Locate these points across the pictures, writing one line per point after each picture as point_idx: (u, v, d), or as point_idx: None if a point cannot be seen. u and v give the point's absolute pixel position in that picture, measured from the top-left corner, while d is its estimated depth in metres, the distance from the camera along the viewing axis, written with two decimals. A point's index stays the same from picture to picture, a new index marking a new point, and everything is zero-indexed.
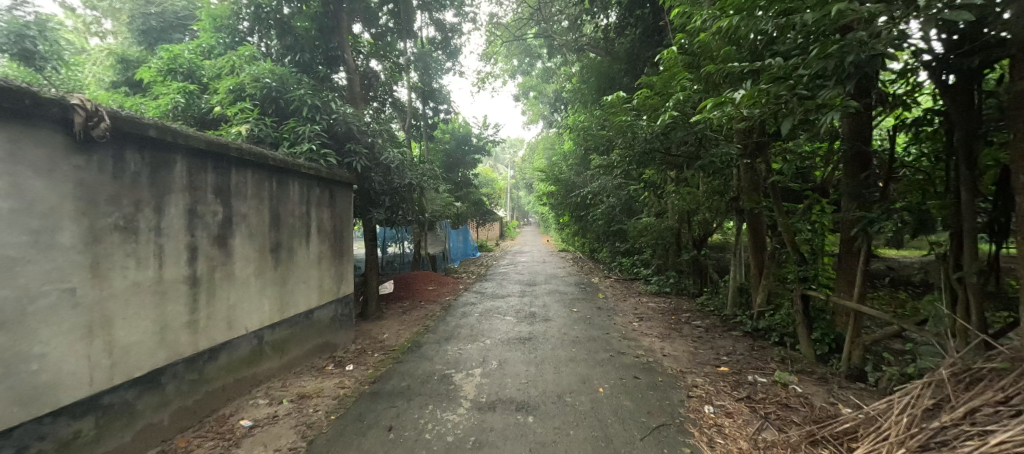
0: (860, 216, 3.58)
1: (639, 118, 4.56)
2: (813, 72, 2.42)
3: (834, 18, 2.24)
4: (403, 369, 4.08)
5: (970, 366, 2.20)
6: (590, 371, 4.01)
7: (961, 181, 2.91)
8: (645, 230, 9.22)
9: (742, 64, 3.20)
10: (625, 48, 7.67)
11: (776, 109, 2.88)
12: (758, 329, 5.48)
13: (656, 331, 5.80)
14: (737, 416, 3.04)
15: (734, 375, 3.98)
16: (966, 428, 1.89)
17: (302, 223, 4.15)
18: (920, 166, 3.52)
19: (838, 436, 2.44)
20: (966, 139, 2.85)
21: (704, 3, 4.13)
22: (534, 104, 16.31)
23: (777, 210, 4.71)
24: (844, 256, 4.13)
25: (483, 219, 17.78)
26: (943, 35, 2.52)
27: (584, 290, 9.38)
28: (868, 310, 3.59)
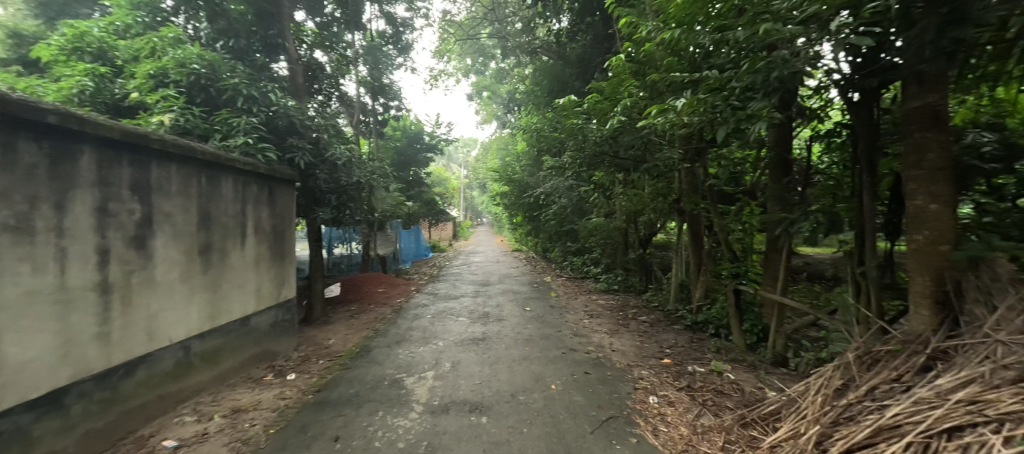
0: (783, 217, 3.96)
1: (590, 121, 4.72)
2: (745, 85, 2.64)
3: (762, 37, 2.45)
4: (351, 376, 3.91)
5: (869, 349, 2.51)
6: (543, 368, 4.08)
7: (864, 187, 3.30)
8: (595, 230, 9.54)
9: (682, 74, 3.41)
10: (576, 53, 7.90)
11: (713, 118, 3.11)
12: (697, 322, 5.86)
13: (605, 327, 6.03)
14: (678, 404, 3.24)
15: (676, 366, 4.23)
16: (868, 404, 2.15)
17: (236, 223, 3.84)
18: (831, 173, 3.95)
19: (765, 417, 2.68)
20: (868, 150, 3.25)
21: (649, 15, 4.36)
22: (488, 104, 16.33)
23: (713, 212, 5.21)
24: (770, 254, 4.53)
25: (436, 219, 17.48)
26: (849, 58, 2.86)
27: (537, 289, 9.53)
28: (790, 302, 3.97)
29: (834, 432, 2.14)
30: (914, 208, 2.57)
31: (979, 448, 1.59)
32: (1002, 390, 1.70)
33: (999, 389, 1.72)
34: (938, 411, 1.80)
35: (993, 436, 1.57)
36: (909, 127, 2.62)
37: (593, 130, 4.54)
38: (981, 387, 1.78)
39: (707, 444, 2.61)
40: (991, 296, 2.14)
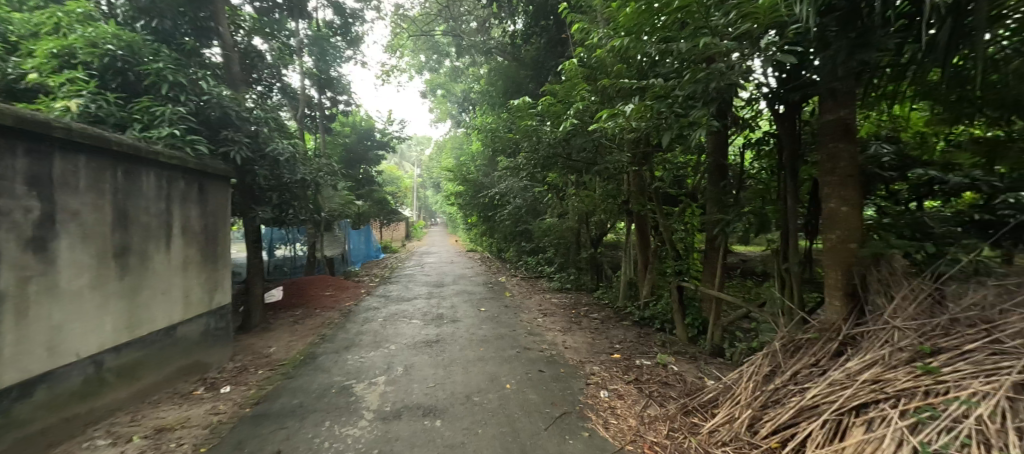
0: (720, 219, 4.27)
1: (544, 123, 4.80)
2: (687, 94, 2.81)
3: (702, 49, 2.63)
4: (295, 385, 3.68)
5: (791, 336, 2.78)
6: (498, 368, 4.09)
7: (788, 191, 3.64)
8: (549, 230, 9.72)
9: (631, 81, 3.57)
10: (531, 56, 8.02)
11: (659, 124, 3.28)
12: (644, 318, 6.16)
13: (558, 325, 6.17)
14: (627, 397, 3.38)
15: (625, 361, 4.42)
16: (791, 387, 2.38)
17: (160, 223, 3.48)
18: (761, 177, 4.32)
19: (704, 405, 2.87)
20: (792, 158, 3.58)
21: (600, 23, 4.51)
22: (442, 102, 16.09)
23: (658, 213, 5.53)
24: (709, 252, 4.86)
25: (388, 219, 16.94)
26: (775, 73, 3.14)
27: (492, 289, 9.54)
28: (726, 297, 4.28)
29: (764, 415, 2.34)
30: (829, 210, 2.87)
31: (882, 422, 1.81)
32: (898, 369, 1.95)
33: (896, 368, 1.97)
34: (849, 390, 2.03)
35: (892, 411, 1.80)
36: (825, 137, 2.92)
37: (547, 132, 4.62)
38: (882, 367, 2.03)
39: (653, 433, 2.75)
40: (889, 287, 2.45)
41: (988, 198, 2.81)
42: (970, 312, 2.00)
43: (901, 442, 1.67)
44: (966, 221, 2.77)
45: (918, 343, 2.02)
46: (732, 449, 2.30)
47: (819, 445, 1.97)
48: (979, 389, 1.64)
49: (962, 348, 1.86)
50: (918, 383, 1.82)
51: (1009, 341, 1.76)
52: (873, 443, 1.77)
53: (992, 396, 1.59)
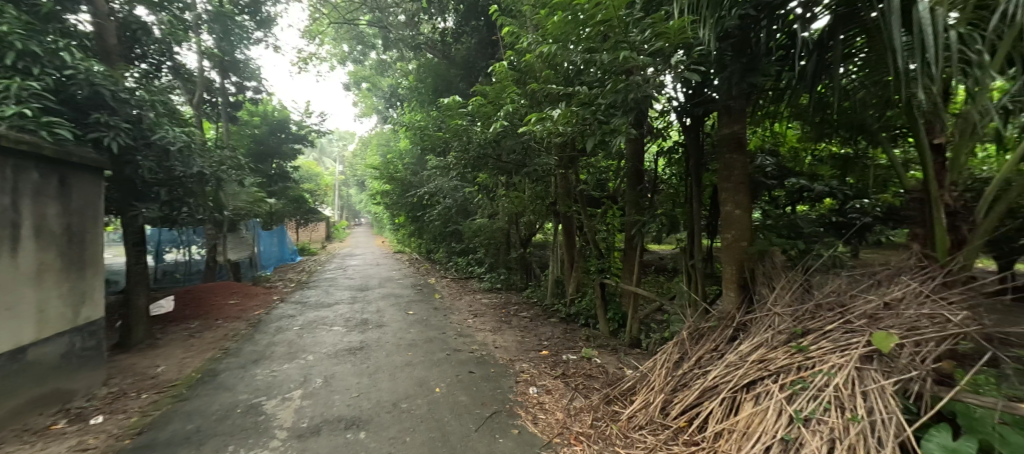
0: (637, 220, 4.62)
1: (474, 123, 4.79)
2: (608, 102, 3.00)
3: (621, 62, 2.82)
4: (191, 407, 3.22)
5: (696, 325, 3.09)
6: (427, 373, 3.98)
7: (694, 195, 4.06)
8: (479, 231, 9.72)
9: (558, 86, 3.70)
10: (461, 54, 7.96)
11: (583, 129, 3.45)
12: (571, 314, 6.45)
13: (489, 325, 6.20)
14: (554, 391, 3.51)
15: (553, 357, 4.58)
16: (696, 370, 2.65)
17: (2, 222, 2.82)
18: (671, 183, 4.76)
19: (624, 393, 3.08)
20: (697, 166, 4.00)
21: (529, 28, 4.62)
22: (367, 96, 15.29)
23: (583, 214, 5.83)
24: (627, 251, 5.23)
25: (304, 219, 15.63)
26: (683, 89, 3.48)
27: (420, 291, 9.27)
28: (642, 292, 4.64)
29: (674, 398, 2.59)
30: (725, 213, 3.26)
31: (766, 395, 2.10)
32: (778, 349, 2.27)
33: (776, 348, 2.30)
34: (741, 370, 2.32)
35: (774, 385, 2.09)
36: (723, 148, 3.30)
37: (477, 132, 4.61)
38: (766, 348, 2.34)
39: (579, 423, 2.88)
40: (771, 279, 2.85)
41: (840, 204, 3.51)
42: (829, 297, 2.40)
43: (780, 411, 1.97)
44: (827, 223, 3.33)
45: (792, 325, 2.37)
46: (648, 431, 2.51)
47: (718, 420, 2.22)
48: (836, 362, 1.97)
49: (824, 328, 2.22)
50: (792, 359, 2.14)
51: (856, 320, 2.14)
52: (760, 414, 2.04)
53: (845, 367, 1.93)
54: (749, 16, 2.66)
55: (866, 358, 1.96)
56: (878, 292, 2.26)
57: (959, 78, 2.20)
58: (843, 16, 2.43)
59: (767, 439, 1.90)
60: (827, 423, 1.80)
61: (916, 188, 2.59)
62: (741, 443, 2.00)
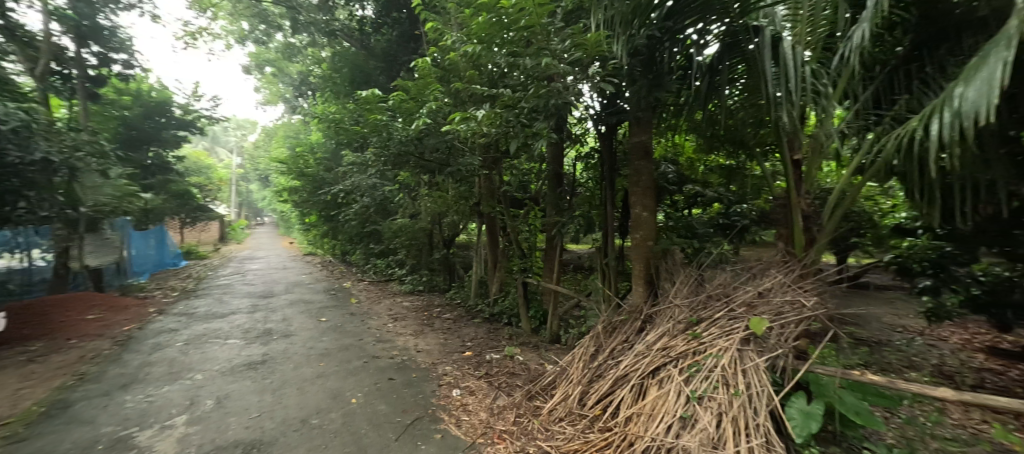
0: (557, 220, 4.87)
1: (395, 119, 4.60)
2: (531, 106, 3.09)
3: (543, 69, 2.92)
4: (32, 447, 2.61)
5: (609, 319, 3.30)
6: (342, 383, 3.72)
7: (608, 198, 4.37)
8: (400, 231, 9.37)
9: (482, 87, 3.71)
10: (381, 46, 7.61)
11: (507, 131, 3.49)
12: (494, 314, 6.53)
13: (410, 329, 5.99)
14: (478, 392, 3.51)
15: (476, 357, 4.58)
16: (609, 362, 2.84)
17: None
18: (587, 186, 5.05)
19: (545, 388, 3.19)
20: (610, 171, 4.32)
21: (453, 27, 4.57)
22: (272, 82, 13.84)
23: (506, 214, 5.94)
24: (547, 250, 5.41)
25: (192, 217, 13.62)
26: (598, 99, 3.72)
27: (334, 296, 8.63)
28: (561, 290, 4.85)
29: (590, 389, 2.75)
30: (634, 214, 3.57)
31: (668, 379, 2.32)
32: (677, 336, 2.53)
33: (676, 336, 2.55)
34: (647, 358, 2.54)
35: (675, 370, 2.32)
36: (633, 155, 3.62)
37: (398, 129, 4.42)
38: (668, 336, 2.59)
39: (502, 421, 2.92)
40: (672, 274, 3.16)
41: (727, 207, 4.01)
42: (718, 288, 2.73)
43: (679, 392, 2.20)
44: (716, 225, 3.91)
45: (688, 314, 2.65)
46: (567, 423, 2.63)
47: (628, 405, 2.41)
48: (722, 345, 2.25)
49: (714, 316, 2.51)
50: (689, 345, 2.39)
51: (738, 308, 2.47)
52: (663, 397, 2.26)
53: (729, 349, 2.21)
54: (655, 36, 2.93)
55: (745, 340, 2.27)
56: (754, 283, 2.63)
57: (811, 105, 2.67)
58: (727, 45, 2.87)
59: (670, 418, 2.11)
60: (716, 400, 2.05)
61: (781, 196, 3.08)
62: (647, 425, 2.19)
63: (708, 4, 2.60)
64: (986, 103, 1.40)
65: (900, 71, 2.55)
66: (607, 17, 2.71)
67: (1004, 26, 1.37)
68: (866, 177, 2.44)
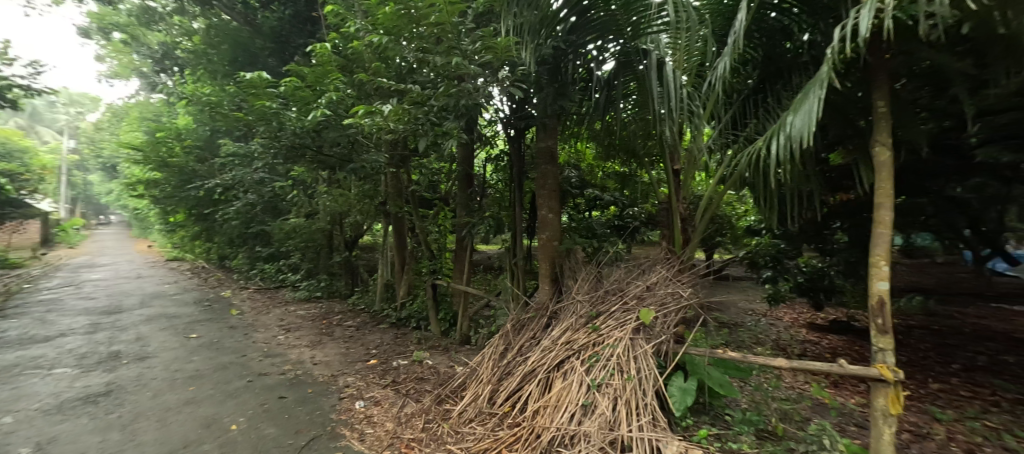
0: (467, 221, 4.89)
1: (288, 107, 4.11)
2: (441, 105, 3.03)
3: (454, 68, 2.89)
4: None
5: (518, 317, 3.40)
6: (220, 408, 3.22)
7: (517, 199, 4.52)
8: (292, 232, 8.46)
9: (388, 81, 3.54)
10: (270, 24, 6.73)
11: (415, 129, 3.37)
12: (402, 318, 6.27)
13: (305, 340, 5.44)
14: (384, 401, 3.33)
15: (381, 365, 4.34)
16: (517, 358, 2.91)
17: None
18: (497, 188, 5.15)
19: (455, 390, 3.15)
20: (519, 173, 4.47)
21: (357, 13, 4.25)
22: (121, 50, 11.35)
23: (415, 215, 5.76)
24: (457, 251, 5.37)
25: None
26: (507, 103, 3.81)
27: (210, 308, 7.43)
28: (472, 290, 4.84)
29: (500, 387, 2.79)
30: (541, 216, 3.78)
31: (571, 371, 2.47)
32: (579, 330, 2.70)
33: (578, 330, 2.72)
34: (553, 352, 2.66)
35: (578, 361, 2.47)
36: (540, 160, 3.81)
37: (291, 118, 3.97)
38: (571, 330, 2.75)
39: (410, 430, 2.81)
40: (575, 272, 3.38)
41: (621, 210, 4.49)
42: (614, 284, 2.99)
43: (582, 382, 2.35)
44: (612, 226, 4.35)
45: (589, 309, 2.85)
46: (477, 423, 2.63)
47: (536, 399, 2.50)
48: (618, 336, 2.47)
49: (610, 309, 2.75)
50: (589, 337, 2.57)
51: (631, 300, 2.73)
52: (567, 387, 2.39)
53: (624, 338, 2.44)
54: (561, 47, 3.12)
55: (636, 330, 2.53)
56: (643, 278, 2.94)
57: (687, 122, 3.08)
58: (622, 63, 3.19)
59: (573, 407, 2.25)
60: (612, 386, 2.24)
61: (664, 200, 3.50)
62: (553, 416, 2.29)
63: (607, 23, 2.86)
64: (808, 129, 1.76)
65: (751, 100, 3.09)
66: (516, 24, 2.81)
67: (820, 70, 1.74)
68: (727, 186, 2.90)
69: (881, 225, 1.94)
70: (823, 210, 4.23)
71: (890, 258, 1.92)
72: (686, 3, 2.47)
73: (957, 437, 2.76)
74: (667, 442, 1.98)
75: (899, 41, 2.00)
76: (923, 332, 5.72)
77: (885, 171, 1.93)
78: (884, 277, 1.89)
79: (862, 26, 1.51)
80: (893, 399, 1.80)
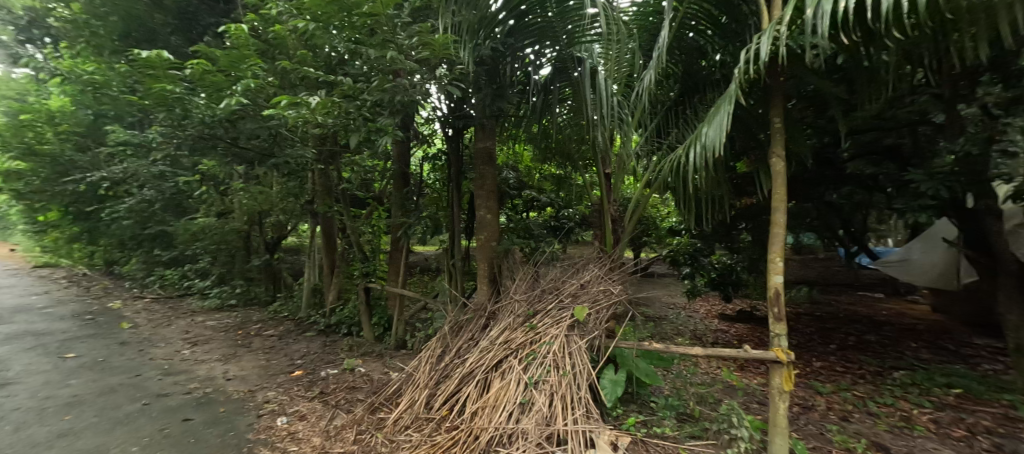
0: (403, 222, 4.77)
1: (196, 93, 3.65)
2: (375, 100, 2.89)
3: (388, 63, 2.78)
4: None
5: (456, 319, 3.34)
6: (106, 438, 2.76)
7: (456, 200, 4.48)
8: (201, 233, 7.59)
9: (316, 71, 3.31)
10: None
11: (345, 124, 3.16)
12: (331, 324, 5.90)
13: (216, 353, 4.88)
14: (310, 415, 3.09)
15: (307, 376, 4.03)
16: (455, 360, 2.86)
17: None
18: (434, 187, 5.03)
19: (389, 397, 3.01)
20: (457, 174, 4.46)
21: None
22: None
23: (346, 214, 5.43)
24: (393, 253, 5.18)
25: None
26: (445, 102, 3.76)
27: (93, 322, 6.36)
28: (408, 293, 4.68)
29: (438, 390, 2.72)
30: (479, 217, 3.82)
31: (509, 370, 2.48)
32: (517, 329, 2.73)
33: (516, 329, 2.75)
34: (491, 352, 2.66)
35: (515, 360, 2.49)
36: (478, 160, 3.83)
37: (198, 105, 3.48)
38: (509, 330, 2.77)
39: (340, 443, 2.64)
40: (512, 272, 3.43)
41: (557, 211, 4.68)
42: (550, 283, 3.07)
43: (519, 380, 2.38)
44: (549, 226, 4.52)
45: (526, 307, 2.90)
46: (413, 430, 2.54)
47: (474, 400, 2.48)
48: (554, 333, 2.54)
49: (547, 307, 2.81)
50: (526, 336, 2.61)
51: (566, 298, 2.83)
52: (505, 387, 2.40)
53: (559, 336, 2.51)
54: (499, 49, 3.14)
55: (571, 327, 2.62)
56: (577, 277, 3.06)
57: (617, 129, 3.28)
58: (558, 69, 3.30)
59: (510, 406, 2.26)
60: (548, 383, 2.30)
61: (597, 202, 3.69)
62: (491, 416, 2.28)
63: (543, 29, 2.94)
64: (720, 139, 1.96)
65: (673, 111, 3.37)
66: (454, 22, 2.79)
67: (729, 87, 1.94)
68: (652, 190, 3.13)
69: (776, 226, 2.20)
70: (731, 213, 4.73)
71: (784, 255, 2.18)
72: (616, 17, 2.62)
73: (834, 407, 3.24)
74: (599, 432, 2.09)
75: (791, 67, 2.31)
76: (809, 318, 6.65)
77: (779, 180, 2.20)
78: (779, 271, 2.15)
79: (763, 50, 1.71)
80: (787, 378, 2.06)
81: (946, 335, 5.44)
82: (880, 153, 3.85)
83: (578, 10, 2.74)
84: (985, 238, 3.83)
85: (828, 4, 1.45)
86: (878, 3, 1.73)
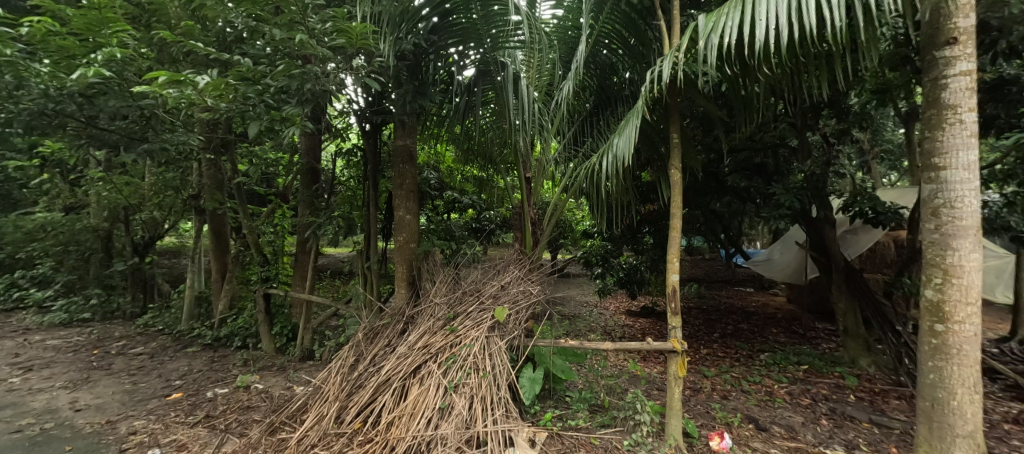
0: (313, 221, 4.31)
1: (35, 57, 2.91)
2: (280, 86, 2.56)
3: (297, 46, 2.50)
4: None
5: (371, 325, 3.12)
6: None
7: (371, 199, 4.25)
8: (51, 227, 6.52)
9: (207, 47, 2.92)
10: None
11: (243, 110, 2.78)
12: (220, 337, 5.17)
13: (60, 379, 3.96)
14: (193, 443, 2.64)
15: (189, 399, 3.48)
16: (369, 370, 2.62)
17: None
18: (348, 185, 4.66)
19: (293, 416, 2.69)
20: (373, 172, 4.23)
21: None
22: None
23: (242, 212, 4.77)
24: (300, 255, 4.70)
25: None
26: (363, 95, 3.56)
27: None
28: (317, 298, 4.20)
29: (350, 402, 2.46)
30: (398, 217, 3.68)
31: (429, 375, 2.37)
32: (437, 333, 2.63)
33: (436, 333, 2.64)
34: (409, 358, 2.51)
35: (434, 364, 2.40)
36: (397, 158, 3.71)
37: (38, 73, 2.71)
38: (428, 334, 2.65)
39: None
40: (432, 274, 3.35)
41: (477, 213, 4.89)
42: (471, 286, 3.07)
43: (438, 385, 2.30)
44: (471, 228, 4.78)
45: (448, 310, 2.83)
46: (320, 448, 2.23)
47: (390, 409, 2.30)
48: (474, 335, 2.52)
49: (467, 309, 2.78)
50: (447, 339, 2.54)
51: (487, 299, 2.84)
52: (424, 392, 2.29)
53: (479, 338, 2.50)
54: (422, 46, 3.04)
55: (491, 328, 2.63)
56: (498, 279, 3.10)
57: (538, 135, 3.53)
58: (481, 72, 3.28)
59: (429, 412, 2.17)
60: (468, 385, 2.29)
61: (518, 206, 3.86)
62: (408, 424, 2.16)
63: (467, 30, 2.94)
64: (629, 149, 2.13)
65: (588, 121, 3.63)
66: (374, 12, 2.64)
67: (637, 103, 2.13)
68: (568, 195, 3.30)
69: (674, 230, 2.45)
70: (637, 217, 5.17)
71: (680, 256, 2.42)
72: (538, 27, 2.72)
73: (717, 387, 3.74)
74: (519, 430, 2.16)
75: (686, 89, 2.60)
76: (696, 311, 7.55)
77: (677, 188, 2.47)
78: (676, 270, 2.39)
79: (666, 71, 1.88)
80: (681, 365, 2.30)
81: (797, 322, 6.60)
82: (751, 169, 4.55)
83: (503, 15, 2.80)
84: (824, 241, 4.68)
85: (716, 38, 1.67)
86: (752, 42, 2.04)
